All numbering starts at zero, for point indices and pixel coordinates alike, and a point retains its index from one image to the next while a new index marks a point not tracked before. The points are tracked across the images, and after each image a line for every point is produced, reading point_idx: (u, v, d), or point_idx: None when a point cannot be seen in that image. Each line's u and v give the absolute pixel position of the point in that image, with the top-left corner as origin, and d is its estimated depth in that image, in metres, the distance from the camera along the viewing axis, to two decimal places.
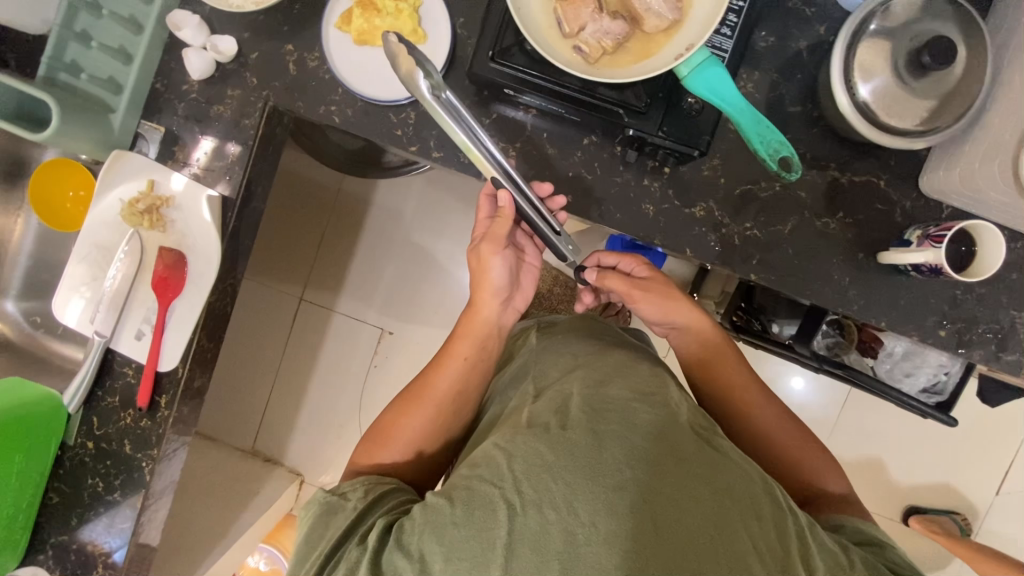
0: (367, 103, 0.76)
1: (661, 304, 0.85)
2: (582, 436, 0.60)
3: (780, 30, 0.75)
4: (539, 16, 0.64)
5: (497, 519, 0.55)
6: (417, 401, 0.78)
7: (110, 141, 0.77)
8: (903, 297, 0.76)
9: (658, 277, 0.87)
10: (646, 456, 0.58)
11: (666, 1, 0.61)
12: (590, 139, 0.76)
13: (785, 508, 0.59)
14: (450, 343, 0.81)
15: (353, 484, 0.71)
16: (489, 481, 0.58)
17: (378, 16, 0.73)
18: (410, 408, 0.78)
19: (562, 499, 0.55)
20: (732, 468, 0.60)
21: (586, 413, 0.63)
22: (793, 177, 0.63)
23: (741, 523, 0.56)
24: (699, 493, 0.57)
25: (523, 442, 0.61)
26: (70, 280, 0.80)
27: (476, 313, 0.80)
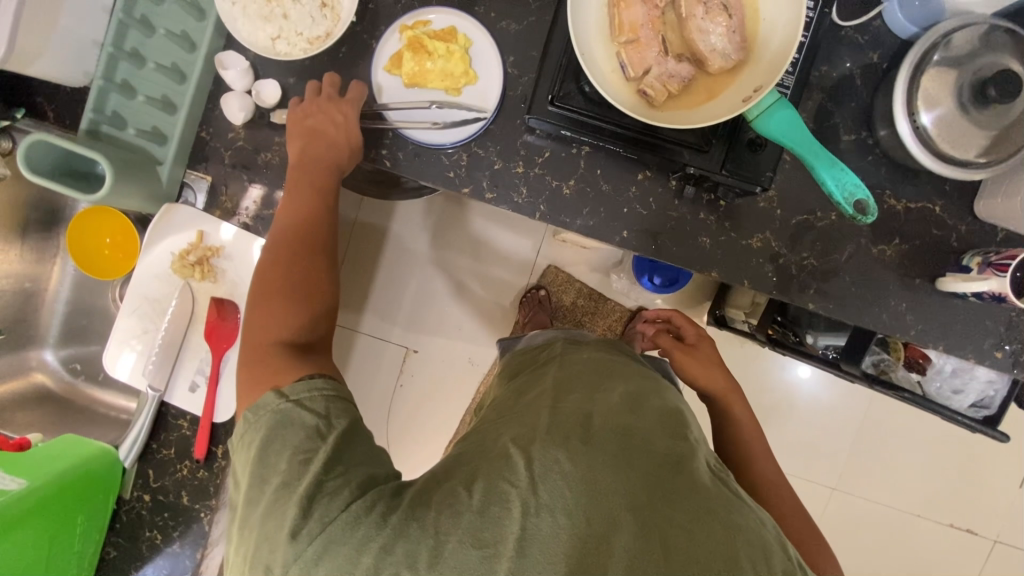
0: (418, 146, 0.74)
1: (698, 367, 0.92)
2: (600, 452, 0.61)
3: (832, 58, 0.75)
4: (602, 59, 0.63)
5: (510, 516, 0.55)
6: (298, 260, 0.69)
7: (158, 193, 0.75)
8: (960, 322, 0.76)
9: (708, 345, 0.96)
10: (661, 486, 0.58)
11: (731, 42, 0.61)
12: (645, 174, 0.75)
13: (795, 563, 0.56)
14: (301, 190, 0.71)
15: (308, 388, 0.61)
16: (506, 479, 0.58)
17: (430, 59, 0.71)
18: (289, 272, 0.69)
19: (570, 506, 0.55)
20: (746, 510, 0.59)
21: (607, 432, 0.64)
22: (868, 221, 0.60)
23: (751, 565, 0.54)
24: (711, 532, 0.55)
25: (543, 448, 0.60)
26: (120, 334, 0.79)
27: (341, 151, 0.71)
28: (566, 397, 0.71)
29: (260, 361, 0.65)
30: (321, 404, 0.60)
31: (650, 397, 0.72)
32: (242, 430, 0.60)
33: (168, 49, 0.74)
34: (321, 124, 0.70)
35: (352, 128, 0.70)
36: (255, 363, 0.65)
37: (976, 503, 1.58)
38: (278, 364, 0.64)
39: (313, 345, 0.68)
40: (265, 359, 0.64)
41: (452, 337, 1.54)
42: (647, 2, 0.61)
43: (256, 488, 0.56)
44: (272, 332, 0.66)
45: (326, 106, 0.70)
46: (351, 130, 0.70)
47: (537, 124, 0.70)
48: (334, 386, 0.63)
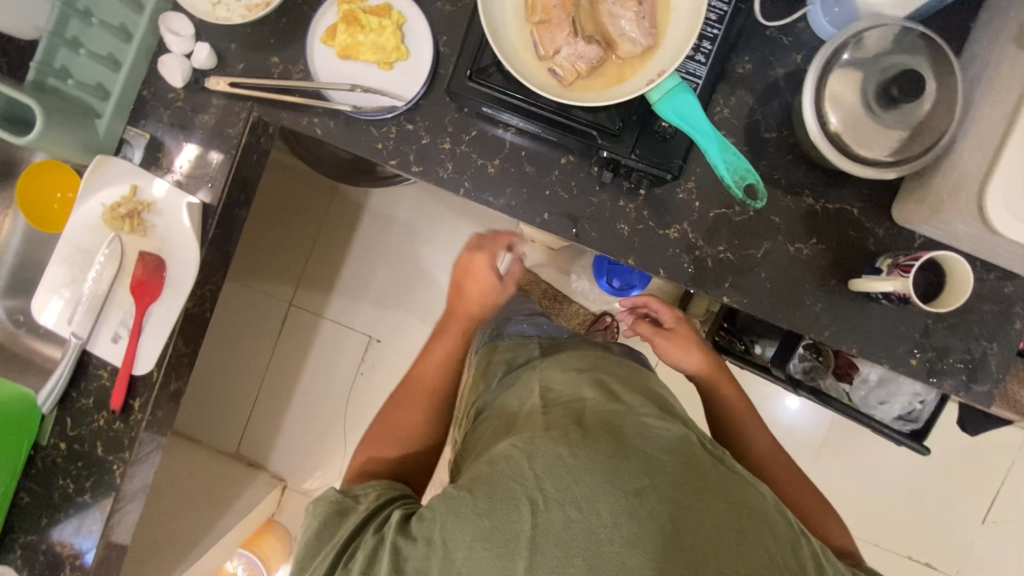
0: (347, 115, 0.76)
1: (678, 351, 0.90)
2: (605, 444, 0.59)
3: (758, 57, 0.76)
4: (516, 38, 0.65)
5: (520, 514, 0.54)
6: (412, 399, 0.84)
7: (96, 146, 0.78)
8: (875, 326, 0.76)
9: (685, 327, 0.93)
10: (667, 465, 0.58)
11: (640, 28, 0.62)
12: (568, 158, 0.77)
13: (795, 530, 0.59)
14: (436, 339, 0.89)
15: (365, 490, 0.68)
16: (510, 476, 0.57)
17: (362, 32, 0.74)
18: (406, 405, 0.83)
19: (584, 498, 0.54)
20: (747, 486, 0.61)
21: (603, 426, 0.63)
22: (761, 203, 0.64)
23: (756, 537, 0.56)
24: (719, 508, 0.57)
25: (544, 444, 0.59)
26: (51, 281, 0.81)
27: (484, 302, 0.92)
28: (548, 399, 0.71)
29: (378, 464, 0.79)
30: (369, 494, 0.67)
31: (639, 396, 0.73)
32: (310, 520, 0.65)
33: (116, 9, 0.77)
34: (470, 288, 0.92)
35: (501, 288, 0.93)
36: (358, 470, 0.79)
37: (937, 537, 1.55)
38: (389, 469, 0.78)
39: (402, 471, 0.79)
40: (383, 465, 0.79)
41: (414, 327, 1.55)
42: None
43: (306, 558, 0.63)
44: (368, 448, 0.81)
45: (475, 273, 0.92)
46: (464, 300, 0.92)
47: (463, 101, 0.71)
48: (385, 486, 0.69)
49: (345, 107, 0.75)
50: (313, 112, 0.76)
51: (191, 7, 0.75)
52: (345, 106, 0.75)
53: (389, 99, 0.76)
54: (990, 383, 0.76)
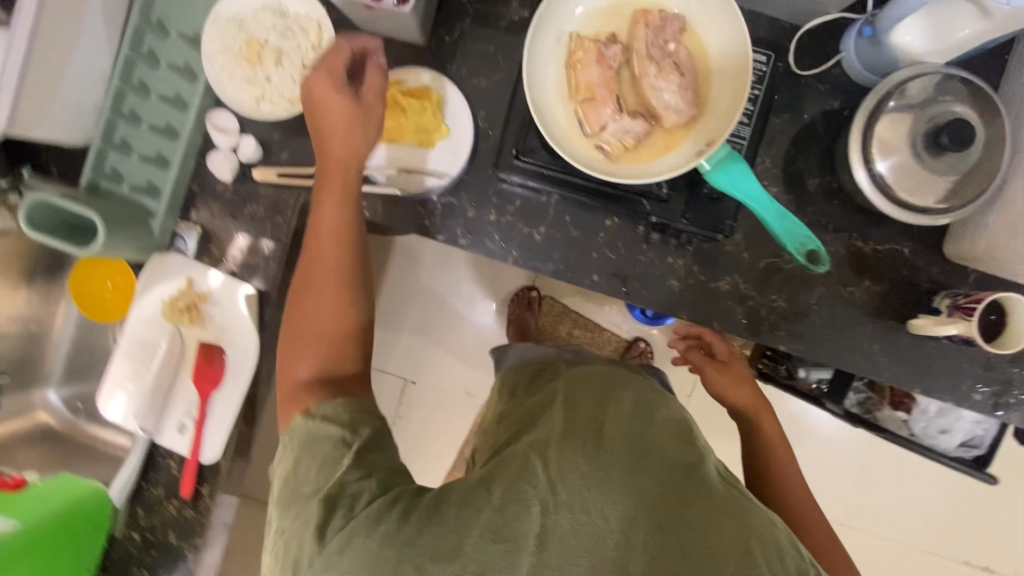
0: (395, 197, 0.78)
1: (730, 386, 0.86)
2: (618, 456, 0.61)
3: (796, 106, 0.76)
4: (560, 116, 0.66)
5: (531, 515, 0.54)
6: (320, 262, 0.67)
7: (151, 243, 0.80)
8: (936, 364, 0.76)
9: (739, 363, 0.90)
10: (672, 487, 0.59)
11: (684, 100, 0.63)
12: (613, 220, 0.77)
13: (806, 562, 0.57)
14: (319, 181, 0.68)
15: (332, 405, 0.62)
16: (523, 478, 0.57)
17: (404, 115, 0.76)
18: (321, 235, 0.68)
19: (592, 505, 0.55)
20: (756, 511, 0.60)
21: (621, 439, 0.63)
22: (823, 269, 0.61)
23: (762, 560, 0.55)
24: (725, 528, 0.56)
25: (559, 452, 0.60)
26: (115, 377, 0.83)
27: (355, 127, 0.66)
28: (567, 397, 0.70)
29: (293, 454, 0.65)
30: (361, 421, 0.61)
31: (659, 406, 0.70)
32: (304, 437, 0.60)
33: (162, 110, 0.79)
34: (332, 125, 0.66)
35: (366, 109, 0.67)
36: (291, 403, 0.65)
37: None
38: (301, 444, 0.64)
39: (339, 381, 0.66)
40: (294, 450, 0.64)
41: (449, 368, 1.55)
42: (602, 63, 0.64)
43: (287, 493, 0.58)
44: (296, 364, 0.66)
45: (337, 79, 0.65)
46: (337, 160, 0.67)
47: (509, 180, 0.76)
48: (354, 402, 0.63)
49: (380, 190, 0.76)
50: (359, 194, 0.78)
51: (223, 95, 0.75)
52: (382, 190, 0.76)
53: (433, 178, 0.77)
54: None
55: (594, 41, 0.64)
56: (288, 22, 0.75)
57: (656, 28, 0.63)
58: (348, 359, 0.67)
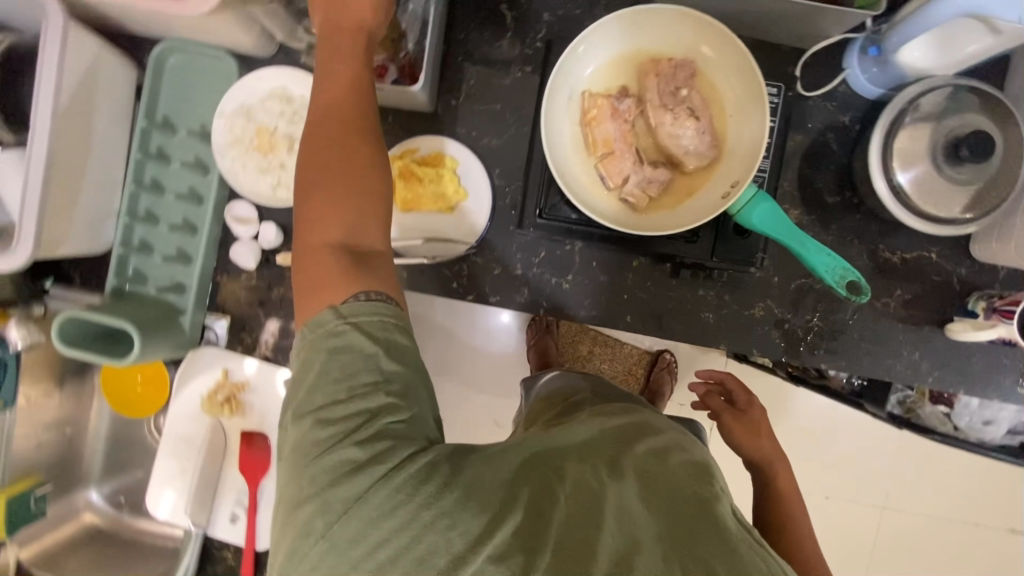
0: (422, 265, 0.78)
1: (746, 436, 0.82)
2: (629, 479, 0.51)
3: (806, 127, 0.76)
4: (581, 173, 0.66)
5: (532, 528, 0.46)
6: (333, 145, 0.56)
7: (184, 341, 0.79)
8: (977, 363, 0.76)
9: (761, 415, 0.86)
10: (685, 522, 0.48)
11: (703, 143, 0.64)
12: (640, 261, 0.77)
13: None
14: (325, 56, 0.59)
15: (372, 311, 0.52)
16: (543, 483, 0.50)
17: (421, 184, 0.76)
18: (328, 135, 0.57)
19: (586, 523, 0.47)
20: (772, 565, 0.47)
21: (642, 458, 0.53)
22: (865, 298, 0.61)
23: None
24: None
25: (578, 463, 0.52)
26: (160, 476, 0.82)
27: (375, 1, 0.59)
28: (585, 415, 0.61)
29: (314, 268, 0.54)
30: (403, 376, 0.51)
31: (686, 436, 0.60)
32: (319, 341, 0.51)
33: (180, 208, 0.79)
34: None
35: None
36: (315, 293, 0.53)
37: None
38: (330, 268, 0.53)
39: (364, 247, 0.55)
40: (319, 265, 0.54)
41: None
42: (617, 117, 0.65)
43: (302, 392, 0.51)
44: (319, 232, 0.55)
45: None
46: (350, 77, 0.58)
47: (528, 235, 0.77)
48: (397, 313, 0.53)
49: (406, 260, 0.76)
50: None
51: (241, 186, 0.76)
52: (409, 260, 0.76)
53: (458, 244, 0.77)
54: None
55: (607, 96, 0.65)
56: (295, 107, 0.76)
57: (667, 77, 0.64)
58: (373, 235, 0.56)
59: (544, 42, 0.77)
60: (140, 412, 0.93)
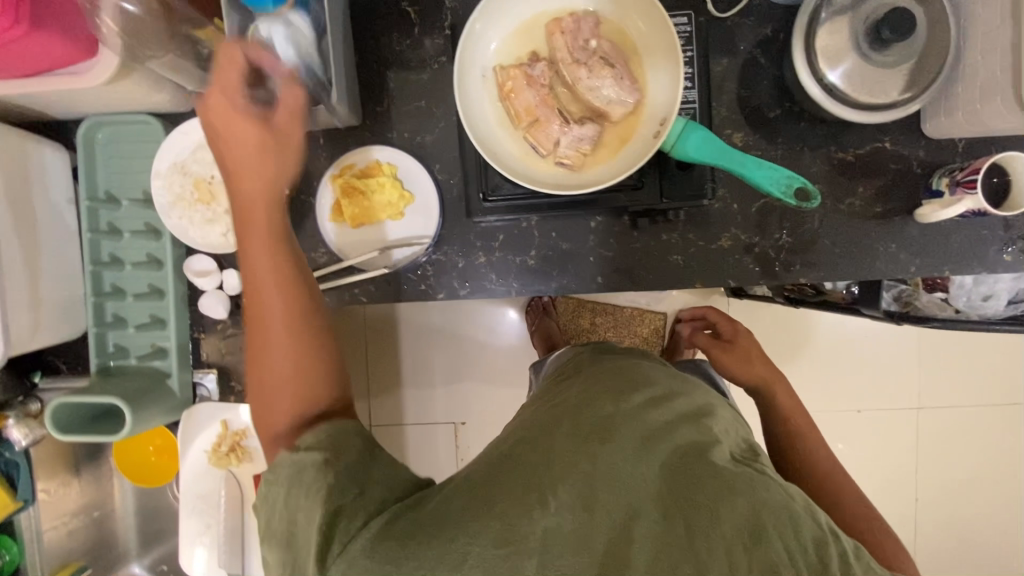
0: (385, 275, 0.78)
1: (738, 364, 0.99)
2: (621, 446, 0.58)
3: (729, 48, 0.75)
4: (512, 147, 0.66)
5: (530, 515, 0.51)
6: (260, 322, 0.60)
7: (178, 403, 0.80)
8: (956, 242, 0.75)
9: (753, 346, 1.02)
10: (684, 473, 0.56)
11: (623, 89, 0.63)
12: (597, 220, 0.77)
13: (826, 528, 0.53)
14: (243, 216, 0.63)
15: (316, 433, 0.55)
16: (533, 473, 0.55)
17: (365, 196, 0.75)
18: (257, 305, 0.61)
19: (587, 497, 0.53)
20: (768, 484, 0.56)
21: (630, 423, 0.61)
22: (816, 203, 0.60)
23: (777, 536, 0.51)
24: (735, 506, 0.53)
25: (567, 448, 0.58)
26: (187, 536, 0.84)
27: (260, 122, 0.62)
28: (590, 392, 0.68)
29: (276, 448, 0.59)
30: (351, 459, 0.53)
31: (672, 397, 0.68)
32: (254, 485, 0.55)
33: (144, 275, 0.80)
34: (243, 189, 0.62)
35: (245, 117, 0.61)
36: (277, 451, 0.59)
37: None
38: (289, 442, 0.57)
39: (316, 408, 0.59)
40: (278, 446, 0.58)
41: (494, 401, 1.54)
42: (533, 84, 0.64)
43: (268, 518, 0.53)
44: (273, 414, 0.59)
45: (223, 106, 0.60)
46: (264, 226, 0.62)
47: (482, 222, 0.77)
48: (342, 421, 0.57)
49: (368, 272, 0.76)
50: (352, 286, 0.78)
51: (193, 240, 0.76)
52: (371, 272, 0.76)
53: (417, 247, 0.77)
54: None
55: (519, 66, 0.64)
56: None
57: (572, 32, 0.63)
58: (325, 386, 0.60)
59: (452, 29, 0.77)
60: (161, 480, 0.95)
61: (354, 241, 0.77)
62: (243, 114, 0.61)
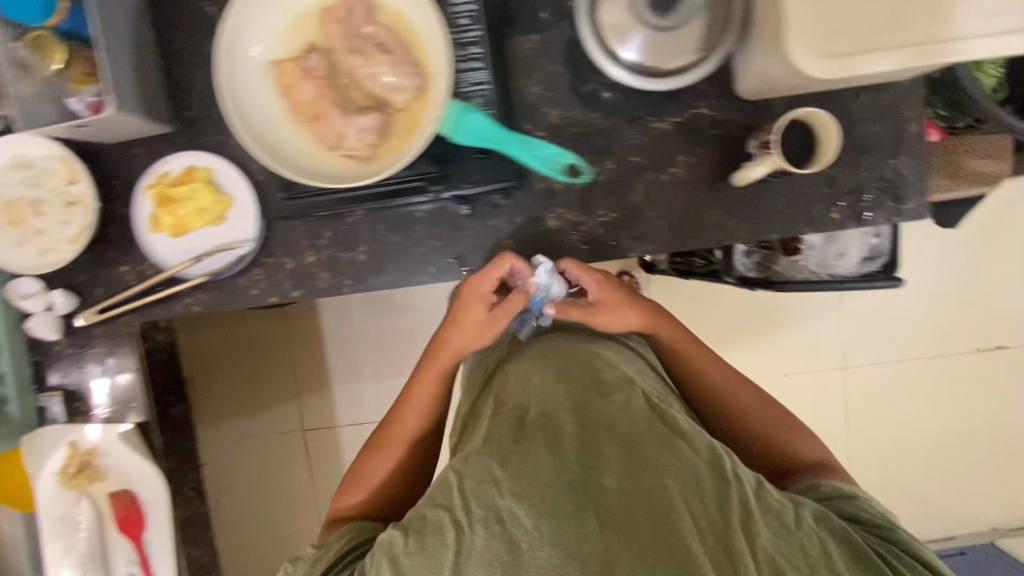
0: (213, 283, 0.76)
1: (615, 318, 0.82)
2: (532, 445, 0.63)
3: (537, 24, 0.73)
4: (297, 141, 0.64)
5: (445, 542, 0.56)
6: (393, 441, 0.82)
7: (21, 428, 0.80)
8: (781, 204, 0.74)
9: (609, 287, 0.82)
10: (594, 447, 0.61)
11: (403, 75, 0.62)
12: (422, 210, 0.75)
13: (731, 477, 0.58)
14: (420, 375, 0.83)
15: (349, 530, 0.73)
16: (440, 506, 0.59)
17: (179, 205, 0.74)
18: (417, 407, 0.82)
19: (500, 511, 0.57)
20: (675, 445, 0.61)
21: (540, 414, 0.67)
22: (584, 178, 0.75)
23: (682, 501, 0.56)
24: (639, 474, 0.58)
25: (476, 461, 0.62)
26: (52, 559, 0.83)
27: (484, 332, 0.80)
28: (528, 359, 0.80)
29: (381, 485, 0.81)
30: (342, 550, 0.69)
31: (580, 372, 0.74)
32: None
33: None
34: (456, 338, 0.80)
35: (496, 321, 0.79)
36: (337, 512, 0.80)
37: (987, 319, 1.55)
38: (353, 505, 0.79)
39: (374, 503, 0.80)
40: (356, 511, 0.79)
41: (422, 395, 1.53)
42: (310, 76, 0.62)
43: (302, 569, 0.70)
44: (350, 491, 0.81)
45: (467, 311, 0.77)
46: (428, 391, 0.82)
47: (306, 220, 0.76)
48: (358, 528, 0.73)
49: (190, 274, 0.76)
50: (180, 296, 0.77)
51: (10, 263, 0.75)
52: (195, 276, 0.76)
53: (237, 249, 0.75)
54: (919, 196, 0.73)
55: (294, 59, 0.62)
56: (37, 171, 0.75)
57: (346, 20, 0.62)
58: (381, 469, 0.81)
59: None
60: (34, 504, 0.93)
61: (174, 249, 0.76)
62: (481, 322, 0.79)
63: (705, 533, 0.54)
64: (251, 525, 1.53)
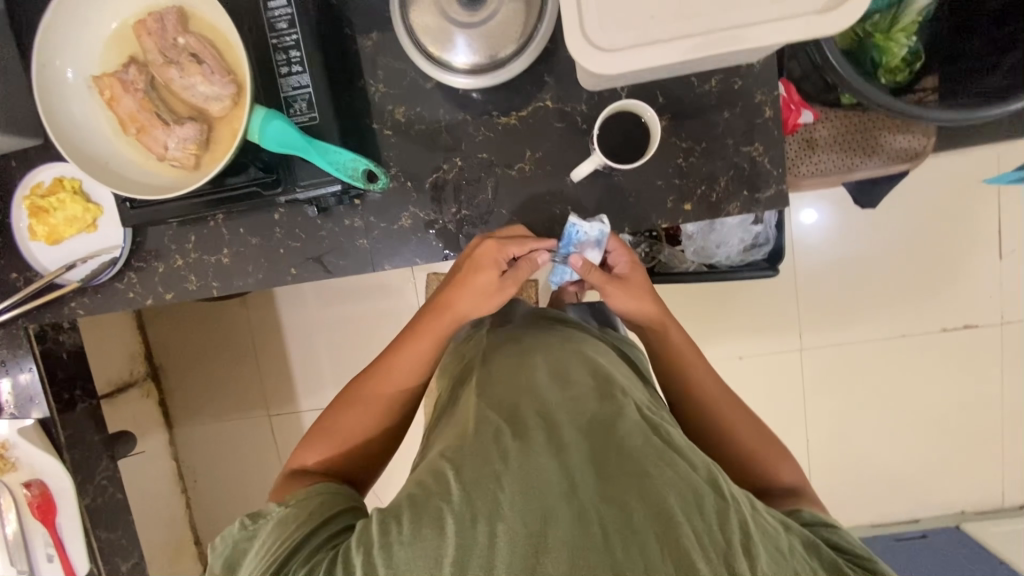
0: (89, 288, 0.80)
1: (632, 299, 0.71)
2: (533, 436, 0.49)
3: (376, 22, 0.72)
4: (131, 154, 0.67)
5: (444, 538, 0.42)
6: (365, 399, 0.69)
7: None
8: (632, 197, 0.72)
9: (639, 272, 0.74)
10: (604, 446, 0.48)
11: (214, 84, 0.62)
12: (279, 212, 0.77)
13: (733, 497, 0.45)
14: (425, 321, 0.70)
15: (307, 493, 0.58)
16: (437, 493, 0.46)
17: (49, 215, 0.77)
18: (391, 380, 0.69)
19: (493, 509, 0.43)
20: (677, 458, 0.47)
21: (539, 409, 0.53)
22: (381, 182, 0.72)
23: (685, 520, 0.42)
24: (652, 477, 0.45)
25: (472, 450, 0.49)
26: None
27: (493, 296, 0.69)
28: (516, 345, 0.66)
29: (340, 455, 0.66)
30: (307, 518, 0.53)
31: (576, 366, 0.60)
32: (232, 543, 0.55)
33: None
34: (462, 300, 0.69)
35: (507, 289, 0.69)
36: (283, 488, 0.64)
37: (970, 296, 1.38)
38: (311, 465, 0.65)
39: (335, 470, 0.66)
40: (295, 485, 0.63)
41: None
42: (128, 89, 0.64)
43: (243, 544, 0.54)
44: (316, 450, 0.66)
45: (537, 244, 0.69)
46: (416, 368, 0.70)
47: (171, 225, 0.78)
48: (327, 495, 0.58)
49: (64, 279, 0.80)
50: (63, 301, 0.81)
51: None
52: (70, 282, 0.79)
53: (108, 255, 0.79)
54: (775, 184, 0.70)
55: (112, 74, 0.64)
56: None
57: (158, 33, 0.63)
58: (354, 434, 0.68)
59: None
60: None
61: (51, 257, 0.80)
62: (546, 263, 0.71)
63: (714, 559, 0.40)
64: (218, 508, 1.57)
